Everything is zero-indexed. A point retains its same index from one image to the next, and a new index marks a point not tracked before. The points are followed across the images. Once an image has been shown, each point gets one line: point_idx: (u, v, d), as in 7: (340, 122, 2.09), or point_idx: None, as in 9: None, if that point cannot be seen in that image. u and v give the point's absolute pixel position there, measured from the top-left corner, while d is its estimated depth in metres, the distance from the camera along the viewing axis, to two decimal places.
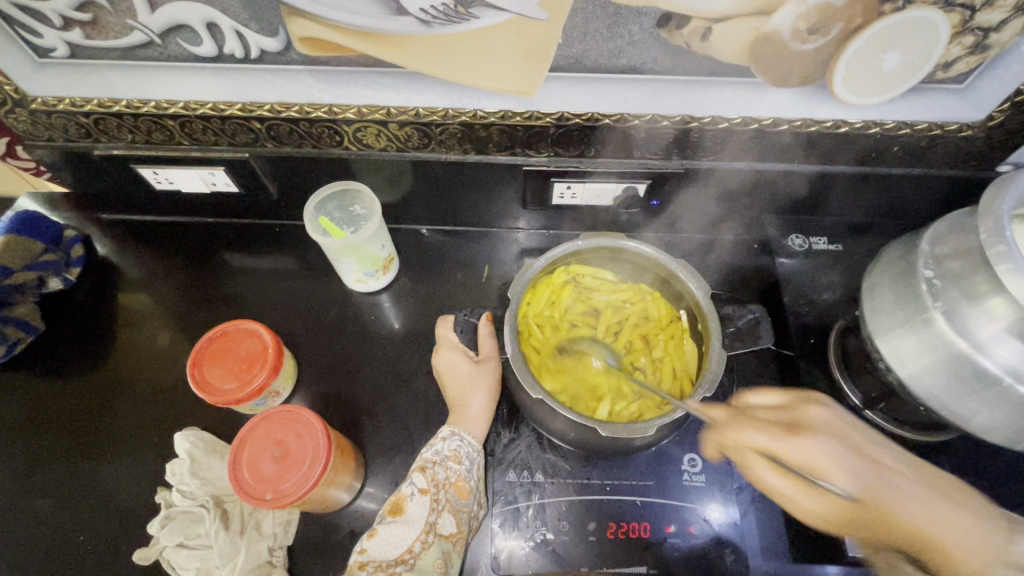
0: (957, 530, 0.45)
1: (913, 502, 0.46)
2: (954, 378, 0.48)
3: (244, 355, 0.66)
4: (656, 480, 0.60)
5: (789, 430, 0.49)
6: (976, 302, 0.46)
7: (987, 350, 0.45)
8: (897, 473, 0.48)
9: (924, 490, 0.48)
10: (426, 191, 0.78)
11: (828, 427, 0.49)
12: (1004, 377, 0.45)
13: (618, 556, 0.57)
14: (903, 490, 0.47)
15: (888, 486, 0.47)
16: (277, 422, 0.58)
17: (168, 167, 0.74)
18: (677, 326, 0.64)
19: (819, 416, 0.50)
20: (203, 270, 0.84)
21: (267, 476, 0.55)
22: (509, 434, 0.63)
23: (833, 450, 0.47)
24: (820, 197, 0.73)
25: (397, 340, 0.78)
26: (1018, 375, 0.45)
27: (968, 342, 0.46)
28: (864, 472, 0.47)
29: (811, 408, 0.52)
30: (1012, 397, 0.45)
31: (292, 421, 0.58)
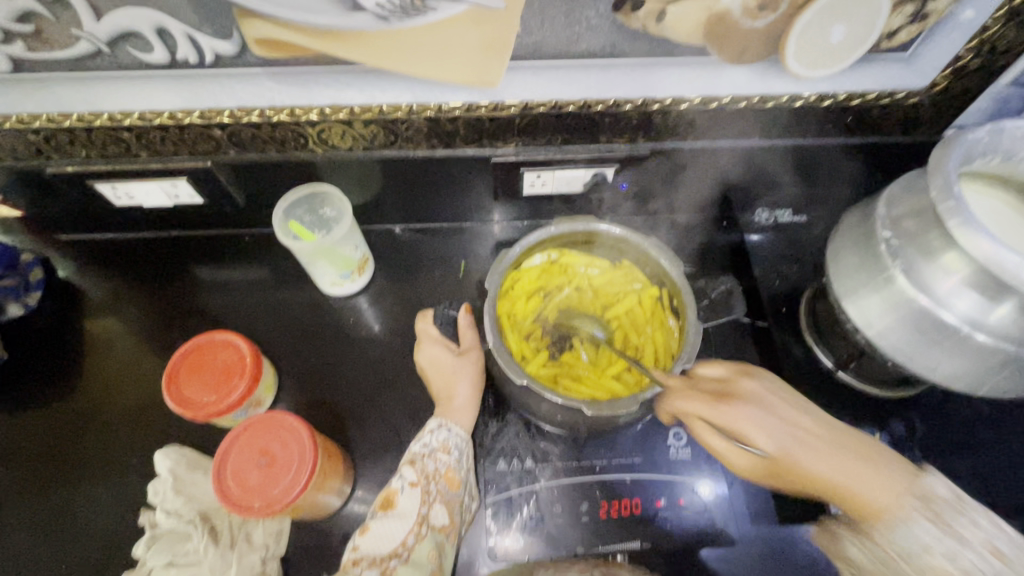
0: (871, 483, 0.48)
1: (826, 458, 0.49)
2: (917, 332, 0.50)
3: (221, 366, 0.64)
4: (644, 456, 0.61)
5: (716, 398, 0.52)
6: (931, 259, 0.48)
7: (946, 303, 0.48)
8: (816, 433, 0.51)
9: (840, 448, 0.50)
10: (397, 191, 0.77)
11: (753, 395, 0.52)
12: (962, 327, 0.47)
13: (612, 535, 0.57)
14: (818, 446, 0.50)
15: (803, 451, 0.49)
16: (259, 430, 0.55)
17: (128, 181, 0.72)
18: (656, 308, 0.64)
19: (748, 386, 0.53)
20: (173, 285, 0.82)
21: (253, 487, 0.53)
22: (496, 423, 0.63)
23: (759, 417, 0.51)
24: (781, 171, 0.75)
25: (377, 341, 0.77)
26: (975, 324, 0.47)
27: (927, 297, 0.48)
28: (782, 439, 0.50)
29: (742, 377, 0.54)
30: (970, 344, 0.48)
31: (275, 427, 0.55)
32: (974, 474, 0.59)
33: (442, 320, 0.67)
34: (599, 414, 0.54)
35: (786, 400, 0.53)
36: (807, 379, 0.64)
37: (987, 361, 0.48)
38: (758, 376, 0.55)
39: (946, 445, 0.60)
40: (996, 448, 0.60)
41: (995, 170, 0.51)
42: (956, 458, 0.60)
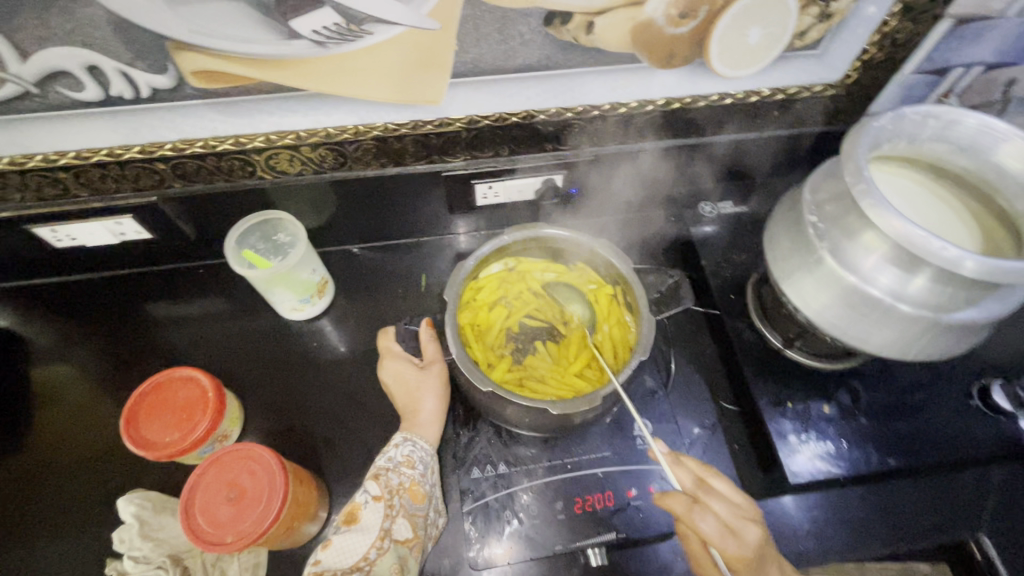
0: None
1: None
2: (848, 307, 0.54)
3: (182, 404, 0.62)
4: (613, 449, 0.62)
5: (727, 524, 0.51)
6: (853, 239, 0.52)
7: (870, 279, 0.52)
8: None
9: None
10: (351, 211, 0.78)
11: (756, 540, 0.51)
12: (887, 299, 0.51)
13: (589, 528, 0.58)
14: None
15: None
16: (226, 463, 0.52)
17: (68, 223, 0.70)
18: (612, 305, 0.66)
19: (753, 530, 0.51)
20: (126, 325, 0.80)
21: (225, 520, 0.49)
22: (468, 433, 0.64)
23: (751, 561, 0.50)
24: (719, 165, 0.79)
25: (343, 363, 0.77)
26: (897, 296, 0.51)
27: (853, 274, 0.52)
28: None
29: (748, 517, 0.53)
30: (895, 314, 0.52)
31: (241, 458, 0.52)
32: (917, 433, 0.63)
33: (403, 337, 0.68)
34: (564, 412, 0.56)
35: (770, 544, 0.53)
36: (759, 359, 0.67)
37: (910, 327, 0.52)
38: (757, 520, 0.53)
39: (892, 407, 0.64)
40: (937, 405, 0.64)
41: (903, 150, 0.55)
42: (899, 420, 0.64)
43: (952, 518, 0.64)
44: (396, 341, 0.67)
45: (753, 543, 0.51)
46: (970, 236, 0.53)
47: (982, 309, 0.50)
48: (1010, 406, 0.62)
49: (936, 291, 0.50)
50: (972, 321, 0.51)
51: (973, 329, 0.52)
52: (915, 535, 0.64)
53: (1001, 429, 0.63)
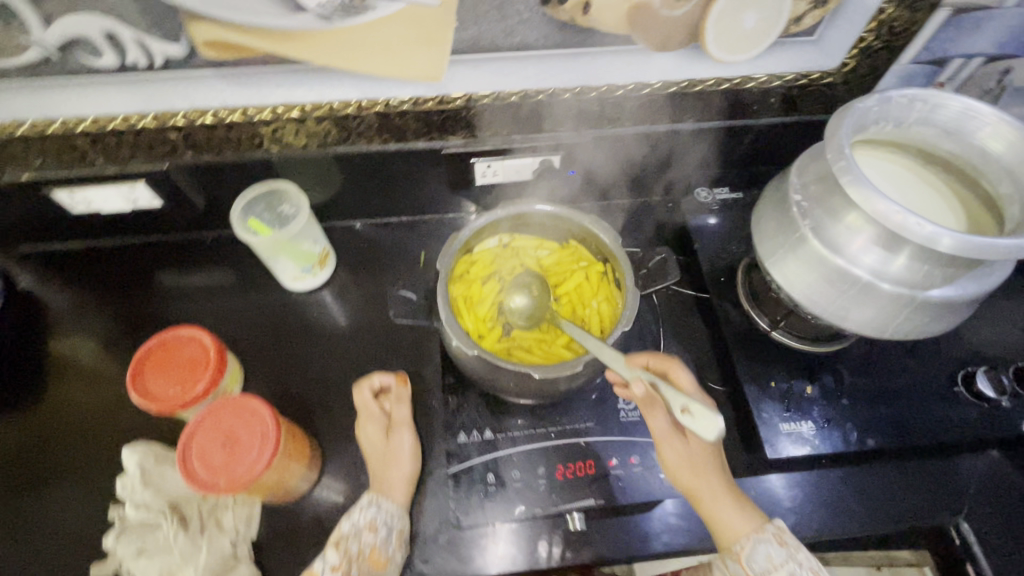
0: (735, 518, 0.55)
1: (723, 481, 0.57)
2: (828, 285, 0.55)
3: (185, 360, 0.65)
4: (597, 420, 0.64)
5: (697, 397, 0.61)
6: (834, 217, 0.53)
7: (849, 256, 0.53)
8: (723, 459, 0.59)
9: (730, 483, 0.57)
10: (355, 186, 0.80)
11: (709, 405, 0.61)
12: (865, 276, 0.52)
13: (569, 494, 0.60)
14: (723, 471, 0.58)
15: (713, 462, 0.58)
16: (221, 412, 0.54)
17: (84, 187, 0.72)
18: (600, 280, 0.68)
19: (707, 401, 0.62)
20: (138, 291, 0.84)
21: (218, 465, 0.52)
22: (457, 400, 0.65)
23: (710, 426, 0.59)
24: (716, 152, 0.80)
25: (341, 332, 0.80)
26: (875, 272, 0.52)
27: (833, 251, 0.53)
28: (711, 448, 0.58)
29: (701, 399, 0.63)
30: (874, 291, 0.53)
31: (236, 408, 0.54)
32: (900, 416, 0.64)
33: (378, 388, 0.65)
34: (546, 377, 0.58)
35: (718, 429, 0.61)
36: (745, 339, 0.69)
37: (888, 305, 0.53)
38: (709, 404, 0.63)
39: (875, 390, 0.65)
40: (919, 390, 0.65)
41: (890, 134, 0.56)
42: (883, 403, 0.64)
43: (932, 503, 0.65)
44: (371, 394, 0.65)
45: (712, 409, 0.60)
46: (954, 218, 0.53)
47: (957, 288, 0.51)
48: (995, 394, 0.63)
49: (913, 268, 0.51)
50: (948, 299, 0.52)
51: (951, 309, 0.53)
52: (896, 517, 0.64)
53: (983, 416, 0.64)
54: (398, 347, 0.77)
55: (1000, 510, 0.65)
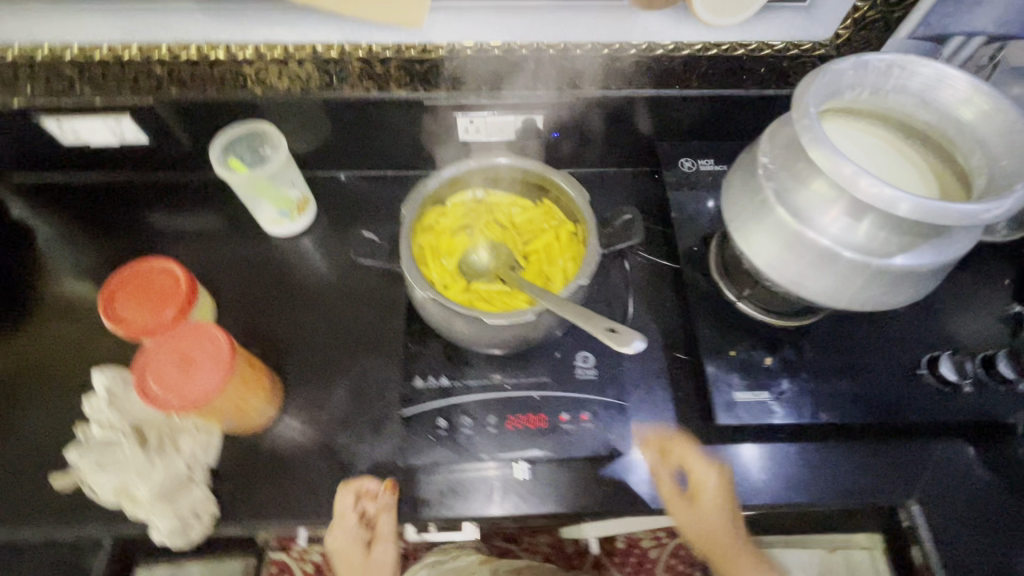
0: None
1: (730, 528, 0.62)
2: (786, 248, 0.54)
3: (154, 290, 0.66)
4: (553, 376, 0.64)
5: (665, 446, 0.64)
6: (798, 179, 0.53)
7: (807, 218, 0.52)
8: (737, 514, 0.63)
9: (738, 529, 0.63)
10: (339, 136, 0.80)
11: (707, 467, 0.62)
12: (820, 239, 0.52)
13: (517, 443, 0.61)
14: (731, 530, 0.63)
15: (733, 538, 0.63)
16: (178, 333, 0.56)
17: (72, 117, 0.74)
18: (569, 239, 0.68)
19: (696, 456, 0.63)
20: (125, 226, 0.86)
21: (169, 381, 0.53)
22: (418, 346, 0.66)
23: (718, 516, 0.62)
24: (703, 122, 0.79)
25: (315, 277, 0.80)
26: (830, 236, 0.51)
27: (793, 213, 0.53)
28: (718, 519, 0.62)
29: (692, 445, 0.64)
30: (828, 256, 0.52)
31: (193, 330, 0.56)
32: (856, 394, 0.63)
33: (363, 494, 0.63)
34: (498, 324, 0.58)
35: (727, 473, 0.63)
36: (710, 308, 0.69)
37: (843, 271, 0.52)
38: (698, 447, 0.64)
39: (834, 367, 0.65)
40: (880, 371, 0.65)
41: (869, 102, 0.55)
42: (840, 379, 0.64)
43: (880, 483, 0.66)
44: (354, 497, 0.63)
45: (714, 480, 0.62)
46: (923, 190, 0.52)
47: (915, 258, 0.50)
48: (956, 377, 0.62)
49: (869, 234, 0.50)
50: (904, 269, 0.50)
51: (909, 280, 0.52)
52: (842, 491, 0.65)
53: (942, 400, 0.63)
54: (370, 296, 0.78)
55: (945, 495, 0.65)
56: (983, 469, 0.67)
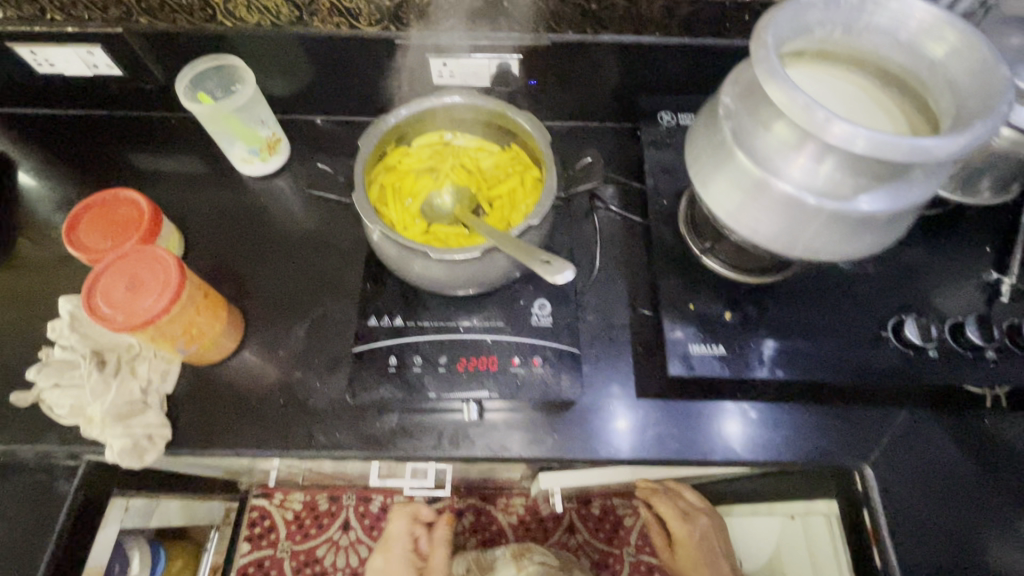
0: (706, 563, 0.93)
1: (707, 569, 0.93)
2: (738, 191, 0.52)
3: (118, 219, 0.67)
4: (508, 320, 0.64)
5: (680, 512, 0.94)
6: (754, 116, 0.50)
7: (760, 157, 0.49)
8: (706, 534, 0.94)
9: (705, 553, 0.94)
10: (312, 76, 0.79)
11: (700, 537, 0.93)
12: (768, 178, 0.49)
13: (464, 384, 0.61)
14: (701, 546, 0.94)
15: (702, 526, 0.94)
16: (130, 257, 0.56)
17: (45, 46, 0.74)
18: (529, 184, 0.67)
19: (701, 532, 0.94)
20: (100, 161, 0.86)
21: (117, 301, 0.54)
22: (375, 285, 0.66)
23: (702, 544, 0.94)
24: (686, 74, 0.76)
25: (284, 216, 0.80)
26: (781, 175, 0.48)
27: (745, 152, 0.50)
28: (703, 533, 0.94)
29: (705, 516, 0.95)
30: (777, 197, 0.49)
31: (144, 254, 0.56)
32: (817, 352, 0.62)
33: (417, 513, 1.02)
34: (442, 260, 0.57)
35: (711, 536, 0.94)
36: (675, 261, 0.67)
37: (796, 215, 0.49)
38: (701, 519, 0.95)
39: (796, 325, 0.63)
40: (845, 332, 0.63)
41: (841, 43, 0.52)
42: (802, 337, 0.63)
43: (834, 444, 0.65)
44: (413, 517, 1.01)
45: (695, 530, 0.93)
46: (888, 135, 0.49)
47: (872, 201, 0.47)
48: (920, 341, 0.60)
49: (822, 173, 0.47)
50: (860, 214, 0.48)
51: (865, 227, 0.49)
52: (793, 450, 0.65)
53: (905, 364, 0.62)
54: (336, 239, 0.78)
55: (901, 461, 0.65)
56: (943, 438, 0.66)
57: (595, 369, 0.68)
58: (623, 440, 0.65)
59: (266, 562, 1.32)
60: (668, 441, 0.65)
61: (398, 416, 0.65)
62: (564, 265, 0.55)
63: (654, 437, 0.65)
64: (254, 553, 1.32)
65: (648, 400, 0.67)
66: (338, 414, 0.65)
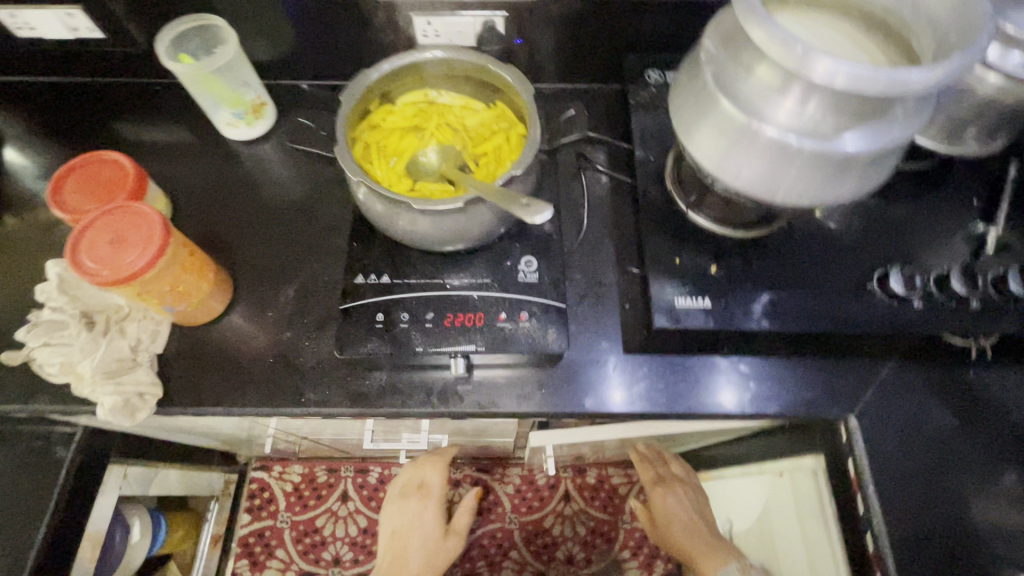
0: (688, 531, 0.92)
1: (690, 538, 0.90)
2: (721, 137, 0.51)
3: (102, 180, 0.67)
4: (495, 277, 0.64)
5: (657, 476, 0.98)
6: (736, 59, 0.49)
7: (743, 100, 0.49)
8: (684, 497, 0.95)
9: (688, 521, 0.93)
10: (296, 38, 0.79)
11: (674, 496, 0.95)
12: (751, 121, 0.49)
13: (451, 339, 0.61)
14: (681, 511, 0.94)
15: (680, 488, 0.96)
16: (114, 213, 0.56)
17: (24, 8, 0.74)
18: (513, 139, 0.66)
19: (675, 494, 0.95)
20: (85, 128, 0.85)
21: (101, 257, 0.54)
22: (362, 245, 0.67)
23: (677, 504, 0.95)
24: (673, 31, 0.76)
25: (271, 181, 0.80)
26: (763, 117, 0.48)
27: (727, 95, 0.50)
28: (681, 496, 0.95)
29: (685, 483, 0.97)
30: (760, 140, 0.49)
31: (128, 211, 0.56)
32: (802, 304, 0.62)
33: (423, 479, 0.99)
34: (425, 212, 0.57)
35: (689, 499, 0.95)
36: (662, 216, 0.67)
37: (779, 158, 0.49)
38: (680, 482, 0.97)
39: (781, 278, 0.63)
40: (829, 285, 0.63)
41: None
42: (788, 290, 0.63)
43: (819, 396, 0.66)
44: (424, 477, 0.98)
45: (672, 494, 0.95)
46: None
47: (854, 142, 0.47)
48: (904, 290, 0.61)
49: (804, 114, 0.47)
50: (842, 155, 0.48)
51: (847, 169, 0.49)
52: (777, 404, 0.66)
53: (891, 315, 0.62)
54: (323, 202, 0.77)
55: (885, 413, 0.65)
56: (926, 390, 0.66)
57: (582, 326, 0.69)
58: (610, 394, 0.66)
59: (266, 532, 1.33)
60: (655, 395, 0.66)
61: (387, 373, 0.66)
62: (543, 206, 0.54)
63: (642, 391, 0.66)
64: (254, 524, 1.34)
65: (635, 356, 0.67)
66: (329, 373, 0.66)
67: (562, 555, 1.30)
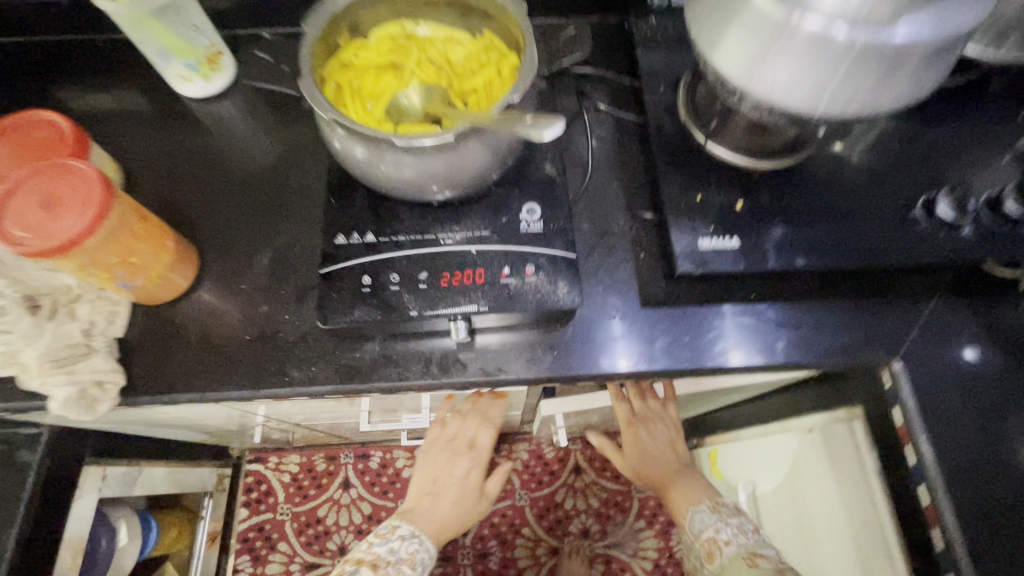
0: (668, 472, 0.93)
1: (667, 474, 0.93)
2: (752, 39, 0.44)
3: (34, 143, 0.58)
4: (494, 229, 0.57)
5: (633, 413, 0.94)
6: None
7: None
8: (664, 435, 0.95)
9: (665, 458, 0.94)
10: None
11: (652, 432, 0.94)
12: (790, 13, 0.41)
13: (449, 300, 0.53)
14: (658, 451, 0.95)
15: (657, 426, 0.95)
16: (42, 173, 0.48)
17: None
18: (505, 66, 0.59)
19: (654, 429, 0.94)
20: (18, 93, 0.75)
21: (32, 224, 0.46)
22: (342, 202, 0.59)
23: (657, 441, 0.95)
24: None
25: (235, 141, 0.71)
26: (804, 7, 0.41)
27: None
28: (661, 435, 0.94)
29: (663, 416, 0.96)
30: (801, 36, 0.41)
31: (59, 168, 0.48)
32: (838, 238, 0.56)
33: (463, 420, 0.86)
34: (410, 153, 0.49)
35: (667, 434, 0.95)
36: (676, 151, 0.60)
37: (822, 58, 0.42)
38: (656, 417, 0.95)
39: (812, 211, 0.57)
40: (867, 215, 0.57)
41: None
42: (821, 224, 0.56)
43: (858, 341, 0.60)
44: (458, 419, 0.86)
45: (652, 431, 0.94)
46: None
47: (911, 31, 0.40)
48: (953, 215, 0.55)
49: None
50: (898, 48, 0.40)
51: (902, 66, 0.42)
52: (813, 352, 0.60)
53: (939, 243, 0.55)
54: (295, 161, 0.69)
55: (934, 354, 0.59)
56: (975, 329, 0.60)
57: (594, 280, 0.62)
58: (629, 353, 0.59)
59: (267, 526, 1.27)
60: (679, 350, 0.59)
61: (380, 343, 0.58)
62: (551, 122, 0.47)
63: (664, 347, 0.59)
64: (253, 518, 1.28)
65: (654, 309, 0.61)
66: (314, 347, 0.59)
67: (576, 529, 1.25)
